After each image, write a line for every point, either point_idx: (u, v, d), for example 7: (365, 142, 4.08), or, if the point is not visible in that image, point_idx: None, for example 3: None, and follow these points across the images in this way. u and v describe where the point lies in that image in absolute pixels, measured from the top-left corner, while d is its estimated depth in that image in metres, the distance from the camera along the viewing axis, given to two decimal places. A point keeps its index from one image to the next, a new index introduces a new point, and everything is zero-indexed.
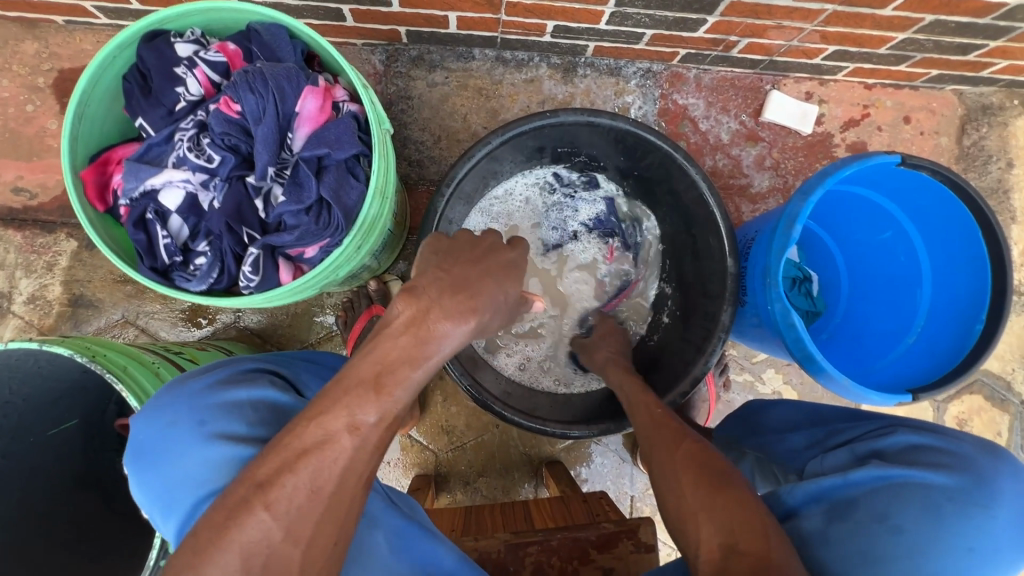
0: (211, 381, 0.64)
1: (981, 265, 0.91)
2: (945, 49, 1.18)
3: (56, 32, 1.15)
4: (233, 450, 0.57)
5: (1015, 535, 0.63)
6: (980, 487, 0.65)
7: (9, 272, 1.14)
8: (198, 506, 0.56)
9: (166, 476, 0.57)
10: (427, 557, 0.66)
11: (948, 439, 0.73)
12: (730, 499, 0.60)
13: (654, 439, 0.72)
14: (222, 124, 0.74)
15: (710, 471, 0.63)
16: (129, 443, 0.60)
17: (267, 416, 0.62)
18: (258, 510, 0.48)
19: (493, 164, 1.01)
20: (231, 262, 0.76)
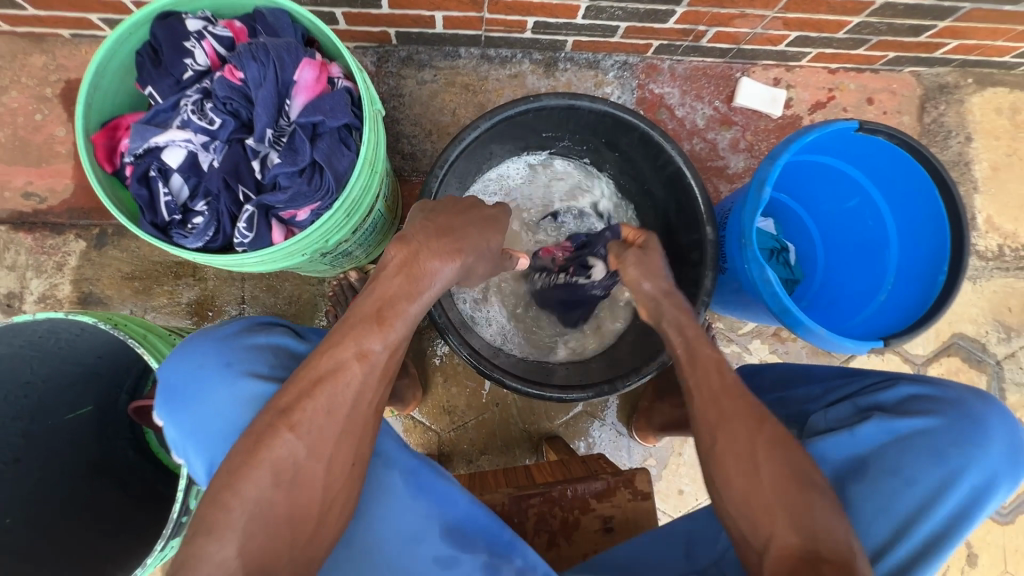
0: (232, 332, 0.74)
1: (940, 222, 0.98)
2: (898, 32, 1.27)
3: (62, 45, 1.21)
4: (256, 386, 0.67)
5: (1010, 463, 0.68)
6: (973, 426, 0.70)
7: (20, 273, 1.18)
8: (226, 433, 0.66)
9: (197, 409, 0.67)
10: (442, 495, 0.73)
11: (939, 387, 0.78)
12: (815, 506, 0.59)
13: (724, 414, 0.67)
14: (225, 89, 0.76)
15: (796, 470, 0.62)
16: (162, 384, 0.69)
17: (283, 359, 0.72)
18: (284, 433, 0.60)
19: (483, 149, 1.08)
20: (227, 223, 0.78)
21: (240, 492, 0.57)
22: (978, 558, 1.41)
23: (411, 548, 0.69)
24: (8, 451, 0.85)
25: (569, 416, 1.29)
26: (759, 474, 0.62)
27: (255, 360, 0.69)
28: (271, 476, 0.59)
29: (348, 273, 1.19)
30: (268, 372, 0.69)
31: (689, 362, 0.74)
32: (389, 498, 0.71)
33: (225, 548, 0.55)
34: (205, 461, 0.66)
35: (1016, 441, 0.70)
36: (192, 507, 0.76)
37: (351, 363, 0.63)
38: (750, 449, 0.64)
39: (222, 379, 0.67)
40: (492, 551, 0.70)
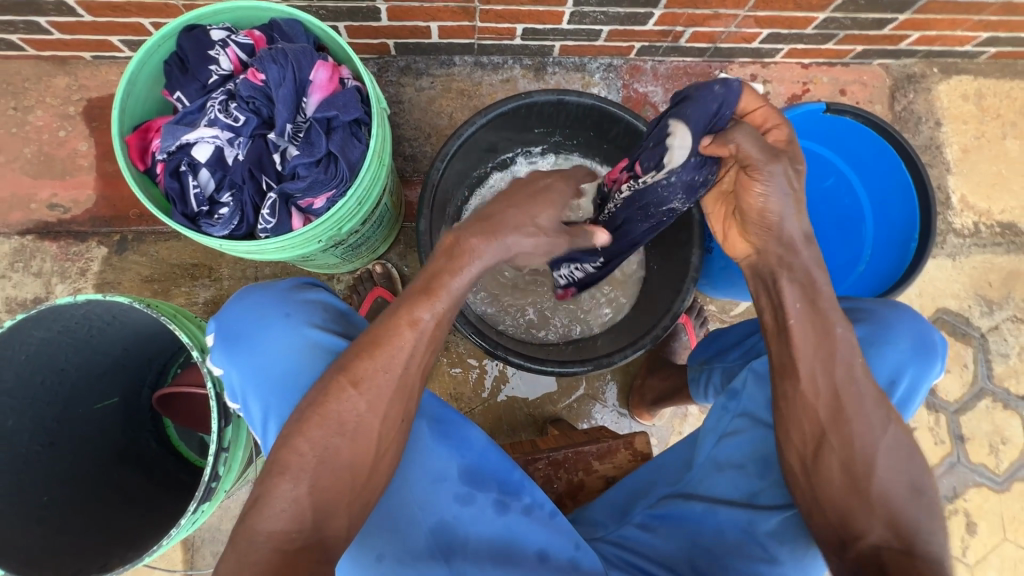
0: (286, 288, 0.83)
1: (908, 192, 1.07)
2: (863, 26, 1.36)
3: (84, 67, 1.29)
4: (317, 336, 0.78)
5: (912, 353, 0.77)
6: (880, 327, 0.79)
7: (45, 279, 1.25)
8: (287, 376, 0.77)
9: (261, 354, 0.77)
10: (463, 442, 0.82)
11: (858, 301, 0.85)
12: (910, 501, 0.67)
13: (849, 410, 0.69)
14: (248, 90, 0.83)
15: (902, 470, 0.68)
16: (227, 331, 0.78)
17: (333, 314, 0.83)
18: (349, 389, 0.69)
19: (480, 145, 1.16)
20: (250, 212, 0.84)
21: (306, 436, 0.67)
22: (976, 526, 1.44)
23: (436, 485, 0.79)
24: (43, 435, 0.90)
25: (572, 399, 1.34)
26: (865, 472, 0.67)
27: (311, 314, 0.80)
28: (334, 426, 0.68)
29: (372, 267, 1.30)
30: (325, 325, 0.80)
31: (818, 343, 0.70)
32: (417, 441, 0.80)
33: (299, 486, 0.66)
34: (265, 402, 0.76)
35: (926, 336, 0.78)
36: (220, 474, 0.81)
37: (403, 330, 0.70)
38: (861, 448, 0.68)
39: (288, 329, 0.78)
40: (502, 490, 0.81)
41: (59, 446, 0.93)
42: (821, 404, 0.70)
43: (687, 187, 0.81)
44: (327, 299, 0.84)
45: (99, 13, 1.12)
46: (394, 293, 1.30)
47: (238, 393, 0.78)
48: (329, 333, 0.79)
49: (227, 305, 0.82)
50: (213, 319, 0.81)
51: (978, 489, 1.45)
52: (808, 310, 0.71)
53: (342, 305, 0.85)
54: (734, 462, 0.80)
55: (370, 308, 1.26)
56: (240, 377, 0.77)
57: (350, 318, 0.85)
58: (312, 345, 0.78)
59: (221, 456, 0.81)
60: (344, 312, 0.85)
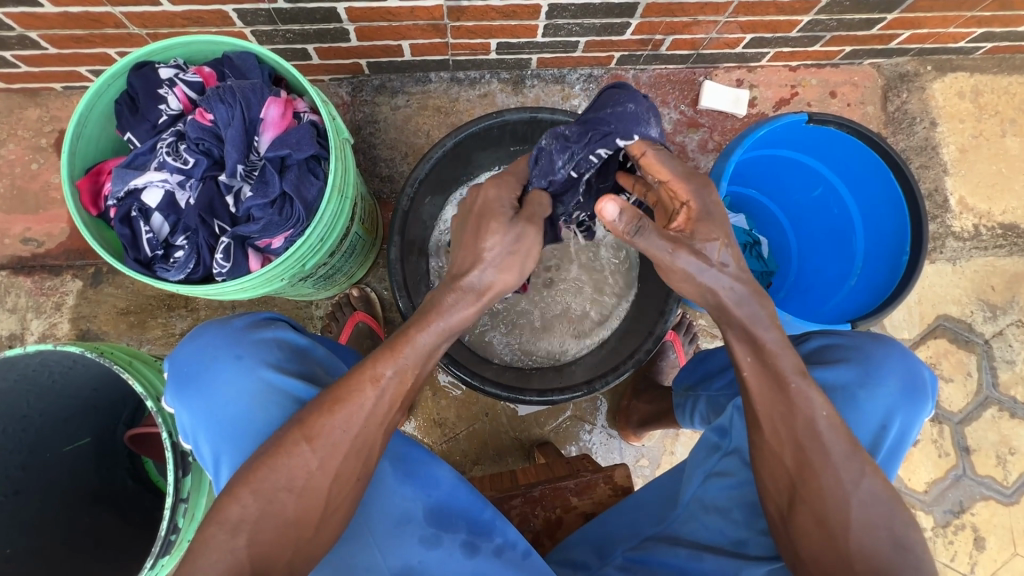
0: (240, 326, 0.80)
1: (898, 205, 1.02)
2: (850, 26, 1.31)
3: (55, 98, 1.27)
4: (270, 380, 0.75)
5: (904, 396, 0.74)
6: (872, 367, 0.75)
7: (20, 315, 1.23)
8: (241, 422, 0.74)
9: (213, 399, 0.74)
10: (430, 481, 0.79)
11: (844, 335, 0.81)
12: (892, 553, 0.65)
13: (820, 464, 0.66)
14: (197, 131, 0.82)
15: (882, 524, 0.66)
16: (179, 374, 0.76)
17: (289, 352, 0.79)
18: (303, 444, 0.66)
19: (453, 165, 1.13)
20: (206, 254, 0.83)
21: (251, 487, 0.65)
22: (985, 541, 1.39)
23: (401, 528, 0.76)
24: (8, 485, 0.89)
25: (559, 422, 1.30)
26: (844, 532, 0.65)
27: (265, 352, 0.77)
28: (282, 480, 0.66)
29: (350, 291, 1.26)
30: (280, 364, 0.77)
31: (775, 397, 0.68)
32: (381, 483, 0.77)
33: (237, 537, 0.64)
34: (218, 447, 0.74)
35: (916, 377, 0.75)
36: (180, 525, 0.80)
37: (365, 385, 0.68)
38: (836, 504, 0.66)
39: (240, 372, 0.75)
40: (471, 530, 0.77)
41: (24, 495, 0.91)
42: (788, 460, 0.68)
43: (546, 160, 0.85)
44: (285, 335, 0.80)
45: (63, 46, 1.10)
46: (376, 318, 1.26)
47: (190, 436, 0.75)
48: (284, 372, 0.76)
49: (181, 344, 0.79)
50: (167, 360, 0.79)
51: (986, 502, 1.39)
52: (759, 364, 0.69)
53: (302, 340, 0.82)
54: (720, 506, 0.78)
55: (352, 334, 1.22)
56: (191, 420, 0.75)
57: (309, 353, 0.82)
58: (264, 386, 0.75)
59: (180, 506, 0.81)
60: (302, 348, 0.81)
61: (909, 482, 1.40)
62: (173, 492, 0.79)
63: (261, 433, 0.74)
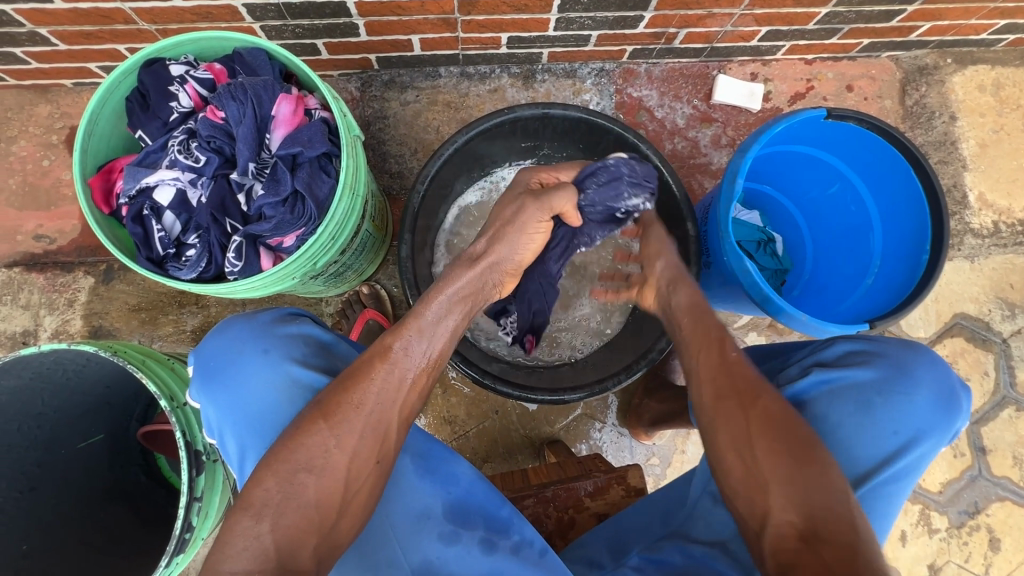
0: (269, 319, 0.80)
1: (918, 203, 1.00)
2: (870, 18, 1.28)
3: (66, 94, 1.27)
4: (294, 375, 0.75)
5: (932, 410, 0.72)
6: (901, 375, 0.74)
7: (34, 311, 1.24)
8: (264, 419, 0.74)
9: (238, 393, 0.74)
10: (448, 479, 0.78)
11: (874, 342, 0.80)
12: (816, 483, 0.64)
13: (728, 392, 0.73)
14: (208, 129, 0.82)
15: (800, 454, 0.66)
16: (202, 366, 0.76)
17: (316, 348, 0.79)
18: (320, 422, 0.67)
19: (463, 163, 1.12)
20: (218, 253, 0.82)
21: (274, 470, 0.65)
22: (1000, 543, 1.37)
23: (421, 525, 0.75)
24: (24, 481, 0.89)
25: (569, 420, 1.29)
26: (757, 456, 0.68)
27: (291, 348, 0.77)
28: (302, 462, 0.65)
29: (359, 288, 1.26)
30: (305, 359, 0.77)
31: (694, 342, 0.80)
32: (401, 479, 0.77)
33: (261, 523, 0.63)
34: (241, 443, 0.74)
35: (943, 387, 0.73)
36: (195, 523, 0.81)
37: (377, 362, 0.72)
38: (747, 429, 0.69)
39: (266, 366, 0.75)
40: (489, 527, 0.77)
41: (40, 490, 0.91)
42: (705, 398, 0.74)
43: (611, 184, 0.92)
44: (310, 331, 0.80)
45: (73, 42, 1.09)
46: (385, 315, 1.26)
47: (215, 431, 0.75)
48: (309, 368, 0.76)
49: (207, 338, 0.79)
50: (192, 353, 0.79)
51: (1002, 503, 1.38)
52: (691, 316, 0.83)
53: (326, 336, 0.81)
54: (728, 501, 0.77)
55: (363, 331, 1.21)
56: (217, 415, 0.74)
57: (334, 349, 0.81)
58: (291, 382, 0.74)
59: (194, 505, 0.82)
60: (327, 343, 0.81)
61: (924, 482, 1.39)
62: (187, 490, 0.80)
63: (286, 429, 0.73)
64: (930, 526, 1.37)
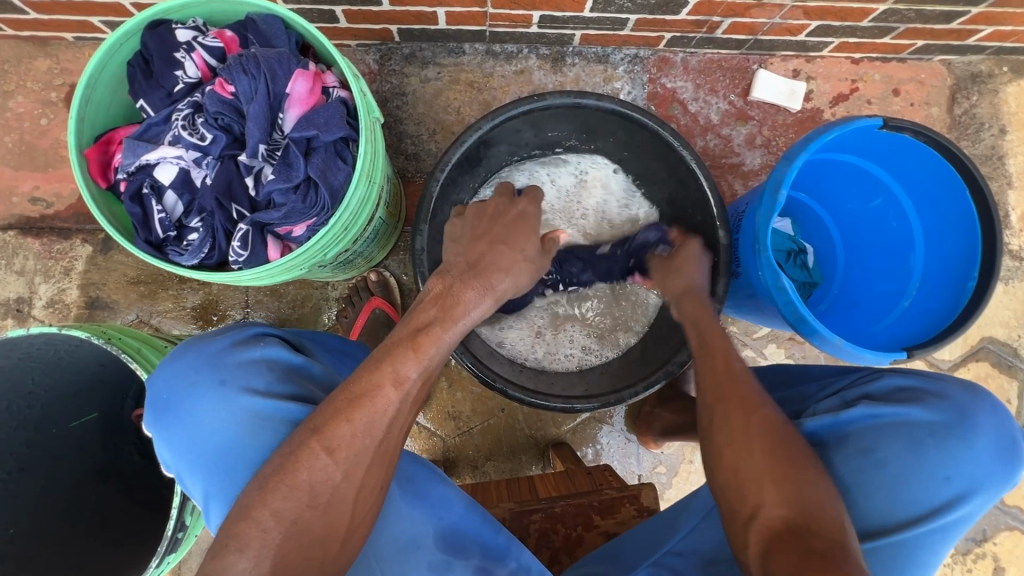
0: (225, 343, 0.74)
1: (970, 224, 0.93)
2: (928, 18, 1.19)
3: (67, 49, 1.19)
4: (252, 406, 0.69)
5: (990, 462, 0.68)
6: (961, 422, 0.69)
7: (29, 278, 1.19)
8: (223, 455, 0.68)
9: (193, 428, 0.69)
10: (440, 503, 0.75)
11: (931, 380, 0.75)
12: (803, 479, 0.64)
13: (726, 395, 0.72)
14: (216, 104, 0.75)
15: (786, 451, 0.66)
16: (154, 402, 0.71)
17: (282, 373, 0.73)
18: (322, 455, 0.62)
19: (486, 150, 1.05)
20: (222, 239, 0.77)
21: (270, 500, 0.61)
22: (1005, 572, 1.34)
23: (408, 554, 0.71)
24: (12, 462, 0.87)
25: (576, 422, 1.25)
26: (751, 453, 0.66)
27: (251, 376, 0.71)
28: (305, 487, 0.62)
29: (367, 275, 1.21)
30: (269, 389, 0.71)
31: (705, 353, 0.80)
32: (388, 504, 0.73)
33: (259, 559, 0.59)
34: (201, 477, 0.69)
35: (1001, 436, 0.69)
36: (187, 523, 0.79)
37: (388, 389, 0.66)
38: (744, 428, 0.68)
39: (220, 398, 0.69)
40: (485, 555, 0.73)
41: (29, 471, 0.89)
42: (708, 399, 0.74)
43: None
44: (273, 353, 0.74)
45: None
46: (392, 303, 1.20)
47: (173, 469, 0.71)
48: (273, 398, 0.70)
49: (158, 369, 0.74)
50: (147, 381, 0.74)
51: (1010, 533, 1.34)
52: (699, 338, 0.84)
53: (295, 358, 0.75)
54: None
55: (366, 320, 1.16)
56: (176, 449, 0.69)
57: (304, 373, 0.75)
58: (256, 415, 0.69)
59: (187, 504, 0.79)
60: (297, 367, 0.75)
61: None
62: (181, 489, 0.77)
63: (253, 465, 0.68)
64: None
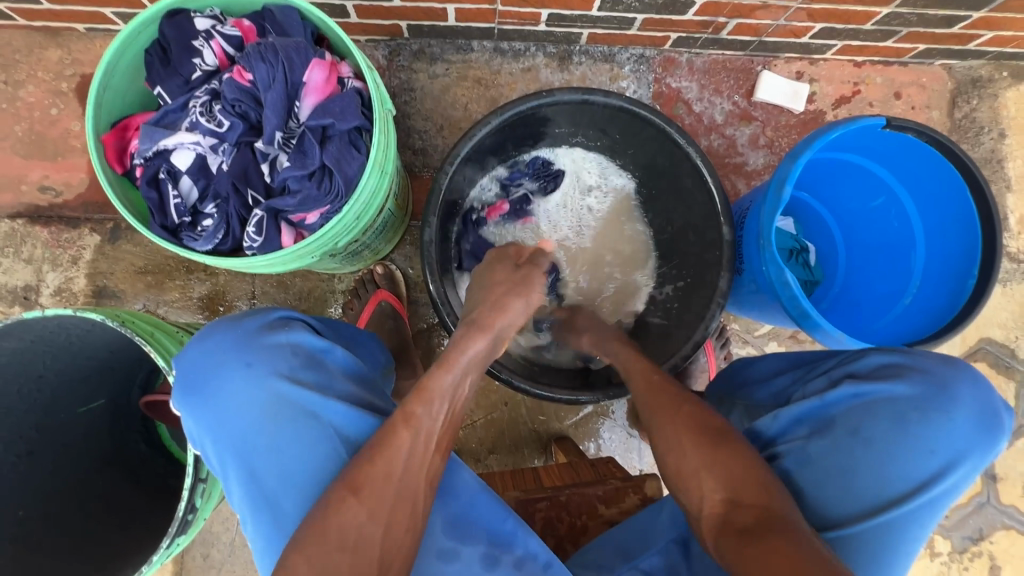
0: (253, 325, 0.75)
1: (971, 225, 0.95)
2: (929, 23, 1.21)
3: (78, 39, 1.20)
4: (277, 391, 0.70)
5: (972, 433, 0.69)
6: (940, 394, 0.71)
7: (36, 266, 1.20)
8: (247, 436, 0.69)
9: (218, 408, 0.70)
10: (449, 490, 0.76)
11: (914, 356, 0.77)
12: (731, 459, 0.69)
13: (652, 401, 0.80)
14: (234, 91, 0.77)
15: (712, 435, 0.72)
16: (180, 380, 0.72)
17: (305, 358, 0.74)
18: (350, 498, 0.64)
19: (494, 143, 1.06)
20: (236, 225, 0.78)
21: None
22: (1001, 570, 1.36)
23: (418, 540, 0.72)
24: (22, 444, 0.86)
25: (579, 417, 1.26)
26: (683, 449, 0.73)
27: (277, 360, 0.72)
28: None
29: (373, 267, 1.22)
30: (295, 374, 0.72)
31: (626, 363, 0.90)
32: None
33: None
34: (226, 457, 0.70)
35: (982, 407, 0.70)
36: (198, 505, 0.80)
37: (400, 430, 0.68)
38: (672, 430, 0.75)
39: (247, 380, 0.70)
40: (492, 540, 0.73)
41: (38, 455, 0.88)
42: (641, 405, 0.81)
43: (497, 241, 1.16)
44: (299, 338, 0.75)
45: None
46: (398, 296, 1.21)
47: (198, 445, 0.72)
48: (298, 383, 0.71)
49: (186, 348, 0.74)
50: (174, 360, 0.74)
51: (1006, 532, 1.36)
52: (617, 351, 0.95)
53: (318, 343, 0.76)
54: None
55: (371, 313, 1.16)
56: (202, 430, 0.71)
57: (328, 358, 0.76)
58: (282, 400, 0.70)
59: (198, 486, 0.80)
60: (320, 352, 0.75)
61: None
62: (192, 471, 0.78)
63: (276, 448, 0.69)
64: (932, 550, 1.36)
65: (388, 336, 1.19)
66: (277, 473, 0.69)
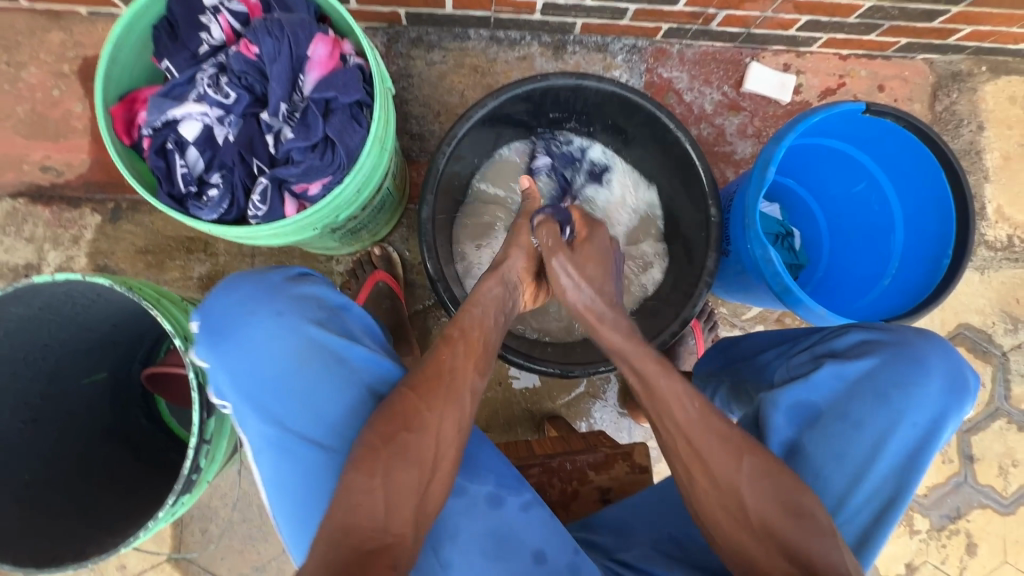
0: (276, 279, 0.77)
1: (945, 207, 0.99)
2: (910, 17, 1.25)
3: (80, 22, 1.22)
4: (307, 339, 0.73)
5: (947, 399, 0.74)
6: (913, 366, 0.75)
7: (37, 245, 1.21)
8: (277, 382, 0.72)
9: (250, 354, 0.72)
10: None
11: (884, 332, 0.81)
12: (805, 531, 0.65)
13: (704, 450, 0.70)
14: (241, 64, 0.80)
15: (784, 500, 0.67)
16: (206, 330, 0.73)
17: (329, 311, 0.77)
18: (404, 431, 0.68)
19: (490, 125, 1.09)
20: (241, 195, 0.81)
21: None
22: (977, 547, 1.40)
23: None
24: (26, 411, 0.88)
25: (571, 396, 1.30)
26: (749, 517, 0.67)
27: (306, 309, 0.75)
28: None
29: (371, 249, 1.25)
30: (322, 321, 0.75)
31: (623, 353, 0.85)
32: None
33: None
34: (253, 404, 0.71)
35: (951, 375, 0.74)
36: (202, 465, 0.82)
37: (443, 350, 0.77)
38: (734, 491, 0.68)
39: (278, 327, 0.73)
40: (498, 483, 0.76)
41: (41, 423, 0.90)
42: (684, 454, 0.71)
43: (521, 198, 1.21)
44: (321, 291, 0.78)
45: None
46: (394, 277, 1.24)
47: (221, 394, 0.73)
48: (327, 330, 0.75)
49: (209, 298, 0.75)
50: (196, 310, 0.75)
51: (982, 510, 1.41)
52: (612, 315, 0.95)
53: (338, 298, 0.79)
54: None
55: (367, 294, 1.19)
56: (228, 378, 0.72)
57: (348, 313, 0.79)
58: (312, 344, 0.73)
59: (203, 447, 0.82)
60: (342, 307, 0.79)
61: None
62: (198, 433, 0.80)
63: (305, 393, 0.72)
64: (912, 527, 1.40)
65: (384, 315, 1.21)
66: (304, 413, 0.72)
